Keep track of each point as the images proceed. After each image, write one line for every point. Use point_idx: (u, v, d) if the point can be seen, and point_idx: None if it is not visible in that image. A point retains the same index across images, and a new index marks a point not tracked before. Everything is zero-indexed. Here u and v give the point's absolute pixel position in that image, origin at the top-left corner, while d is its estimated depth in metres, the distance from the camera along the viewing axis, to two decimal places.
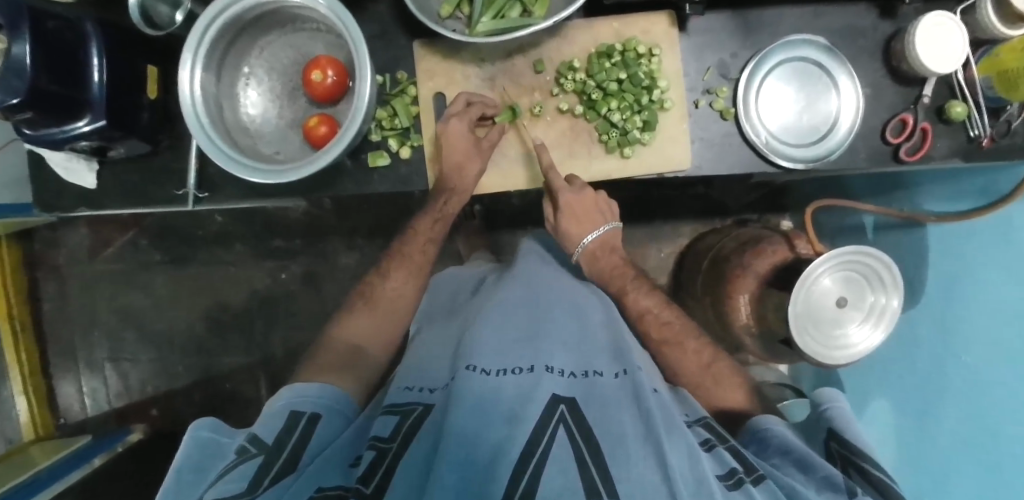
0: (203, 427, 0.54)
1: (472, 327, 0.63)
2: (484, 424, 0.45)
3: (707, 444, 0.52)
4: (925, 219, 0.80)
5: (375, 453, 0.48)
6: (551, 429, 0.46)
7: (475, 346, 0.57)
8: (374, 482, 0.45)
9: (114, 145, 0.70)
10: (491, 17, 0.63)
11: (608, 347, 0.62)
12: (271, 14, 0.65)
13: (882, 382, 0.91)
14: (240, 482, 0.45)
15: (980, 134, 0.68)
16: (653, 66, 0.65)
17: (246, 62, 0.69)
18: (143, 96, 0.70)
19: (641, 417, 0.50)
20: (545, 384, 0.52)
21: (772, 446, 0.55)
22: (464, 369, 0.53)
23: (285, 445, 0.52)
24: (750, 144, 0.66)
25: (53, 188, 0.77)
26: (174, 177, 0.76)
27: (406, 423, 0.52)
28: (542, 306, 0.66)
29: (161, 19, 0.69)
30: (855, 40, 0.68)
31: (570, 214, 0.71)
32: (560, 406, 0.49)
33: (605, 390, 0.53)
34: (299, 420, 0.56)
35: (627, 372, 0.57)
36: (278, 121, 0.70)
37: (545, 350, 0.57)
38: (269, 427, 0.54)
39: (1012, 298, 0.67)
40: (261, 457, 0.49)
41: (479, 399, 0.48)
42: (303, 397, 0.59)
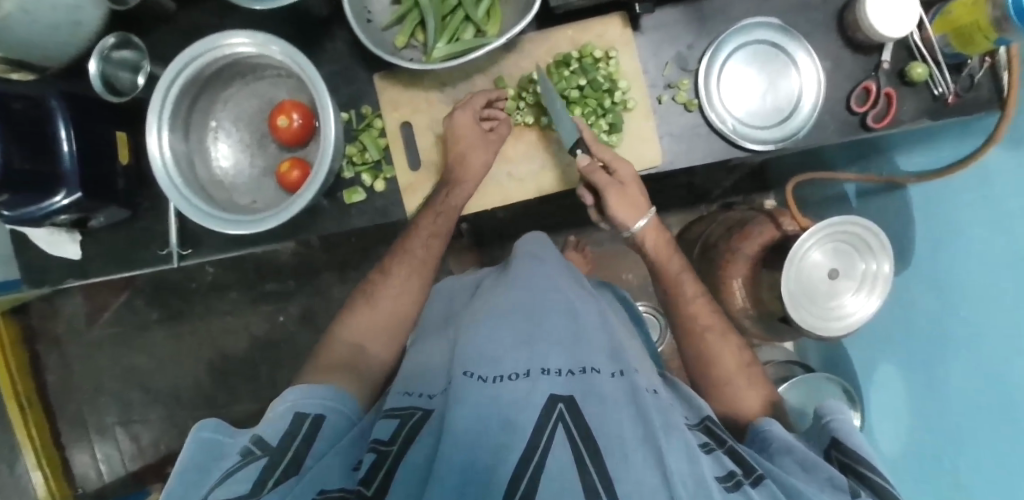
0: (204, 428, 0.49)
1: (465, 333, 0.60)
2: (485, 428, 0.44)
3: (706, 446, 0.52)
4: (906, 180, 0.81)
5: (375, 457, 0.45)
6: (549, 430, 0.44)
7: (469, 352, 0.54)
8: (374, 484, 0.43)
9: (93, 214, 0.71)
10: (446, 41, 0.63)
11: (605, 345, 0.59)
12: (229, 67, 0.66)
13: (888, 346, 0.91)
14: (246, 484, 0.42)
15: (945, 92, 0.69)
16: (611, 69, 0.65)
17: (212, 116, 0.69)
18: (116, 163, 0.71)
19: (638, 417, 0.48)
20: (541, 386, 0.49)
21: (772, 449, 0.54)
22: (461, 376, 0.51)
23: (290, 444, 0.48)
24: (719, 133, 0.66)
25: (40, 264, 0.78)
26: (157, 237, 0.76)
27: (410, 424, 0.49)
28: (536, 309, 0.62)
29: (124, 84, 0.72)
30: (808, 16, 0.68)
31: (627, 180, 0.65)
32: (558, 404, 0.47)
33: (601, 388, 0.50)
34: (304, 422, 0.52)
35: (623, 372, 0.55)
36: (252, 170, 0.71)
37: (541, 351, 0.55)
38: (276, 427, 0.50)
39: (1000, 248, 0.67)
40: (264, 460, 0.45)
41: (479, 406, 0.46)
42: (311, 399, 0.55)
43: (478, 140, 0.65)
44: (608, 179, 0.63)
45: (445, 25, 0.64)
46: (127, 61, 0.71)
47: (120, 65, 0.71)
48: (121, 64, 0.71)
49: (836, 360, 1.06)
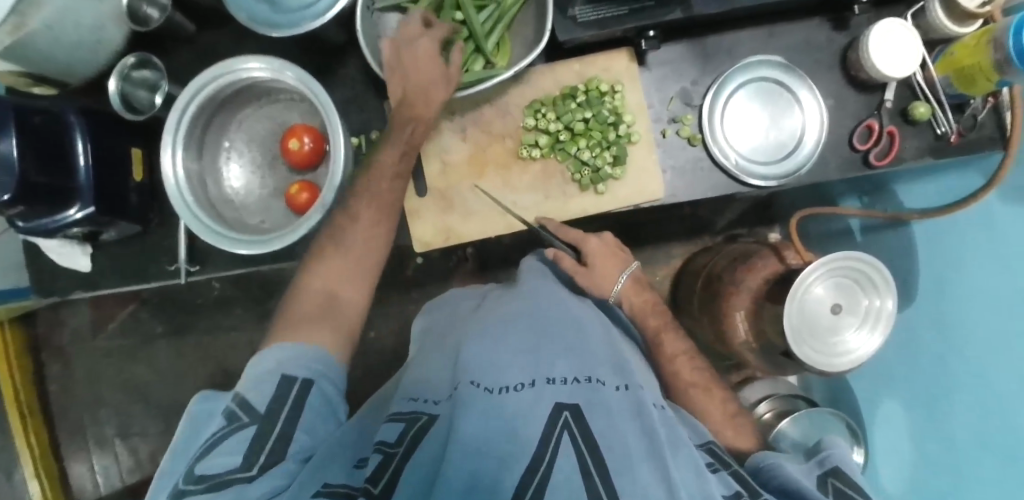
0: (201, 401, 0.50)
1: (467, 346, 0.56)
2: (490, 436, 0.40)
3: (711, 466, 0.45)
4: (910, 216, 0.81)
5: (381, 458, 0.41)
6: (553, 439, 0.39)
7: (472, 365, 0.50)
8: (382, 482, 0.39)
9: (105, 228, 0.72)
10: None
11: (610, 357, 0.54)
12: (244, 90, 0.68)
13: (892, 382, 0.89)
14: (234, 457, 0.40)
15: (948, 131, 0.69)
16: (617, 103, 0.66)
17: (226, 137, 0.71)
18: (130, 180, 0.72)
19: (645, 432, 0.43)
20: (546, 395, 0.44)
21: (771, 487, 0.45)
22: (466, 386, 0.47)
23: (279, 411, 0.45)
24: (721, 167, 0.67)
25: (52, 275, 0.79)
26: (166, 252, 0.77)
27: (416, 427, 0.45)
28: (547, 321, 0.58)
29: (142, 104, 0.74)
30: (811, 55, 0.70)
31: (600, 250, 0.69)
32: (563, 413, 0.42)
33: (608, 401, 0.45)
34: (292, 385, 0.48)
35: (629, 387, 0.49)
36: (262, 191, 0.72)
37: (545, 359, 0.50)
38: (262, 390, 0.47)
39: (1010, 284, 0.66)
40: (252, 428, 0.43)
41: (485, 414, 0.42)
42: (296, 361, 0.50)
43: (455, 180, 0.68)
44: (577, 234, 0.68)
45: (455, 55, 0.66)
46: (147, 81, 0.74)
47: (139, 85, 0.73)
48: (139, 83, 0.73)
49: (841, 396, 1.04)
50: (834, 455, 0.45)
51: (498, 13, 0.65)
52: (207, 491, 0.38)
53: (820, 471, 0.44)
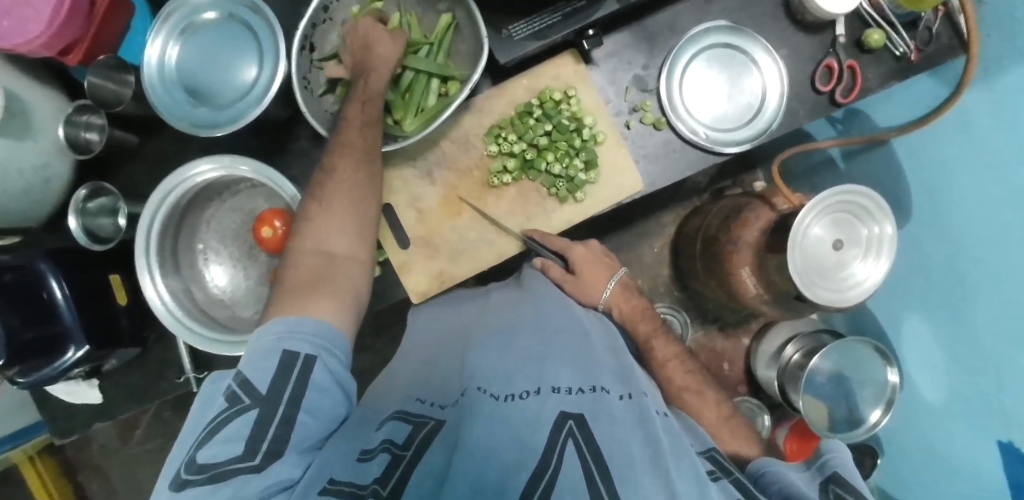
0: (215, 380, 0.47)
1: (471, 350, 0.54)
2: (501, 440, 0.39)
3: (711, 475, 0.42)
4: (887, 136, 0.80)
5: (389, 459, 0.40)
6: (558, 447, 0.38)
7: (473, 372, 0.50)
8: (391, 483, 0.37)
9: (105, 360, 0.71)
10: (413, 114, 0.65)
11: (613, 364, 0.52)
12: (204, 189, 0.68)
13: (908, 296, 0.89)
14: (237, 444, 0.39)
15: (906, 51, 0.68)
16: (574, 108, 0.65)
17: (199, 239, 0.70)
18: (116, 305, 0.71)
19: (648, 440, 0.41)
20: (551, 404, 0.43)
21: (771, 492, 0.44)
22: (473, 392, 0.46)
23: (281, 391, 0.43)
24: (693, 144, 0.67)
25: (66, 415, 0.79)
26: (172, 365, 0.77)
27: (423, 431, 0.43)
28: (547, 330, 0.56)
29: (108, 230, 0.72)
30: (753, 10, 0.68)
31: (585, 261, 0.68)
32: (568, 421, 0.41)
33: (612, 409, 0.43)
34: (294, 361, 0.45)
35: (633, 395, 0.47)
36: (248, 282, 0.70)
37: (549, 368, 0.49)
38: (262, 367, 0.44)
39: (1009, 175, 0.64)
40: (255, 412, 0.42)
41: (492, 419, 0.41)
42: (298, 335, 0.47)
43: (441, 217, 0.67)
44: (562, 242, 0.67)
45: (405, 100, 0.65)
46: (106, 207, 0.72)
47: (100, 212, 0.72)
48: (99, 211, 0.72)
49: (862, 323, 1.04)
50: (834, 459, 0.46)
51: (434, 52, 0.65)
52: (208, 482, 0.36)
53: (822, 479, 0.45)
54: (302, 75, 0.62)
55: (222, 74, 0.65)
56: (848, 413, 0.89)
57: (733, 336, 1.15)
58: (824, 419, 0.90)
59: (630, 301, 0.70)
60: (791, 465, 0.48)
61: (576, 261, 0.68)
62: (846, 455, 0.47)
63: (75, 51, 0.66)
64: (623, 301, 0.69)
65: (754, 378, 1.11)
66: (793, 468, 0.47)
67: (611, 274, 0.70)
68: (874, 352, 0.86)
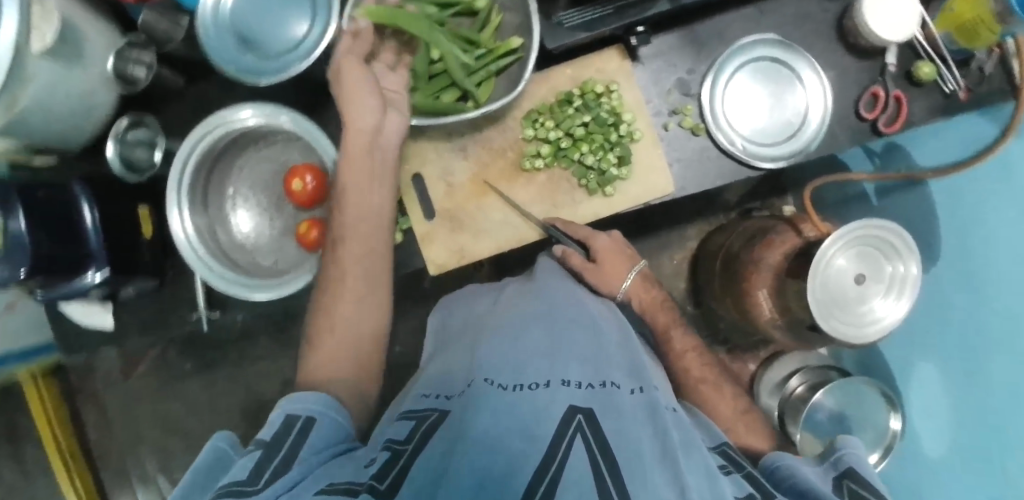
0: (221, 440, 0.46)
1: (482, 341, 0.53)
2: (507, 430, 0.37)
3: (723, 468, 0.42)
4: (925, 175, 0.79)
5: (391, 455, 0.39)
6: (566, 439, 0.36)
7: (482, 363, 0.48)
8: (388, 477, 0.36)
9: (123, 287, 0.73)
10: (424, 94, 0.65)
11: (624, 358, 0.51)
12: (241, 136, 0.69)
13: (922, 341, 0.87)
14: (242, 472, 0.38)
15: (955, 89, 0.67)
16: (614, 102, 0.65)
17: (230, 184, 0.71)
18: (140, 237, 0.73)
19: (658, 437, 0.40)
20: (561, 397, 0.41)
21: (783, 487, 0.44)
22: (480, 383, 0.45)
23: (284, 439, 0.42)
24: (728, 154, 0.66)
25: (79, 338, 0.81)
26: (186, 302, 0.78)
27: (426, 424, 0.43)
28: (559, 320, 0.55)
29: (142, 161, 0.74)
30: (806, 29, 0.68)
31: (606, 251, 0.66)
32: (577, 416, 0.39)
33: (622, 404, 0.42)
34: (295, 423, 0.45)
35: (644, 389, 0.46)
36: (272, 232, 0.72)
37: (561, 360, 0.47)
38: (264, 427, 0.44)
39: None
40: (258, 452, 0.40)
41: (496, 411, 0.39)
42: (301, 405, 0.47)
43: (469, 192, 0.68)
44: (583, 231, 0.66)
45: (428, 83, 0.65)
46: (144, 139, 0.74)
47: (137, 143, 0.73)
48: (137, 142, 0.74)
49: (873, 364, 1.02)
50: (850, 454, 0.45)
51: (489, 58, 0.64)
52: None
53: (836, 473, 0.44)
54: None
55: (274, 25, 0.66)
56: None
57: (740, 359, 1.13)
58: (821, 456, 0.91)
59: (649, 290, 0.68)
60: (805, 459, 0.47)
61: (595, 251, 0.66)
62: (863, 448, 0.46)
63: None
64: (641, 291, 0.68)
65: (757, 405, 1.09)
66: (806, 463, 0.46)
67: (630, 265, 0.68)
68: (876, 393, 0.87)
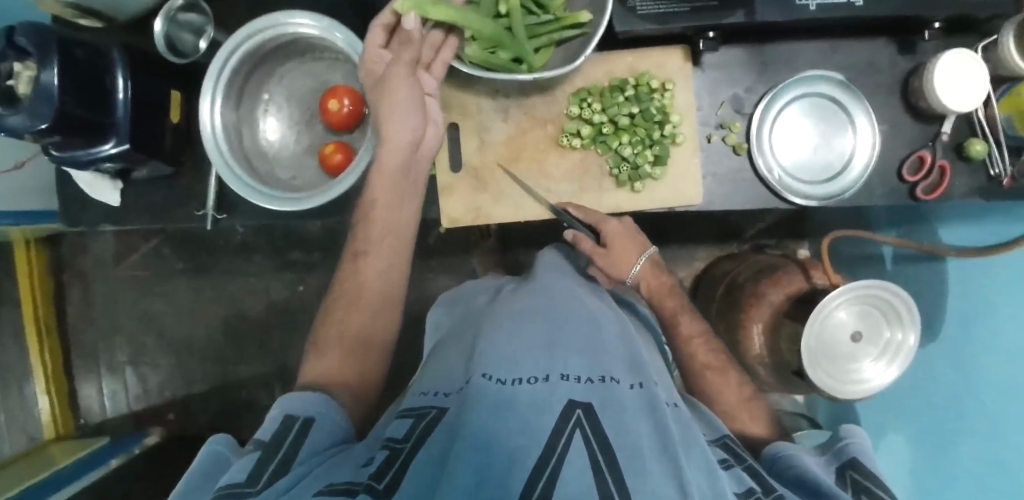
0: (217, 442, 0.46)
1: (483, 335, 0.53)
2: (506, 424, 0.37)
3: (723, 462, 0.42)
4: (947, 252, 0.79)
5: (388, 454, 0.39)
6: (565, 434, 0.36)
7: (480, 354, 0.48)
8: (386, 477, 0.36)
9: (137, 167, 0.73)
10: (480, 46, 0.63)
11: (624, 354, 0.51)
12: (289, 44, 0.68)
13: (908, 415, 0.87)
14: (241, 473, 0.39)
15: (1001, 173, 0.67)
16: (665, 101, 0.64)
17: (266, 89, 0.71)
18: (167, 121, 0.73)
19: (658, 430, 0.40)
20: (560, 391, 0.41)
21: (787, 477, 0.44)
22: (478, 379, 0.43)
23: (283, 440, 0.44)
24: (763, 180, 0.66)
25: (82, 207, 0.80)
26: (195, 197, 0.78)
27: (424, 422, 0.42)
28: (561, 316, 0.54)
29: (186, 46, 0.74)
30: (871, 76, 0.67)
31: (616, 239, 0.63)
32: (576, 410, 0.39)
33: (623, 400, 0.42)
34: (293, 424, 0.46)
35: (644, 384, 0.46)
36: (296, 147, 0.72)
37: (561, 355, 0.47)
38: (266, 429, 0.46)
39: None
40: (258, 454, 0.42)
41: (495, 405, 0.39)
42: (300, 406, 0.49)
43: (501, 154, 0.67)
44: (597, 216, 0.64)
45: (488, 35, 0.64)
46: (192, 25, 0.74)
47: (185, 27, 0.73)
48: (185, 26, 0.73)
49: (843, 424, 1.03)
50: (853, 445, 0.46)
51: (554, 25, 0.63)
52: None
53: (839, 466, 0.45)
54: None
55: None
56: None
57: None
58: None
59: (656, 277, 0.66)
60: (806, 449, 0.48)
61: (603, 237, 0.64)
62: (864, 441, 0.47)
63: None
64: (648, 275, 0.65)
65: None
66: (808, 453, 0.47)
67: (639, 250, 0.64)
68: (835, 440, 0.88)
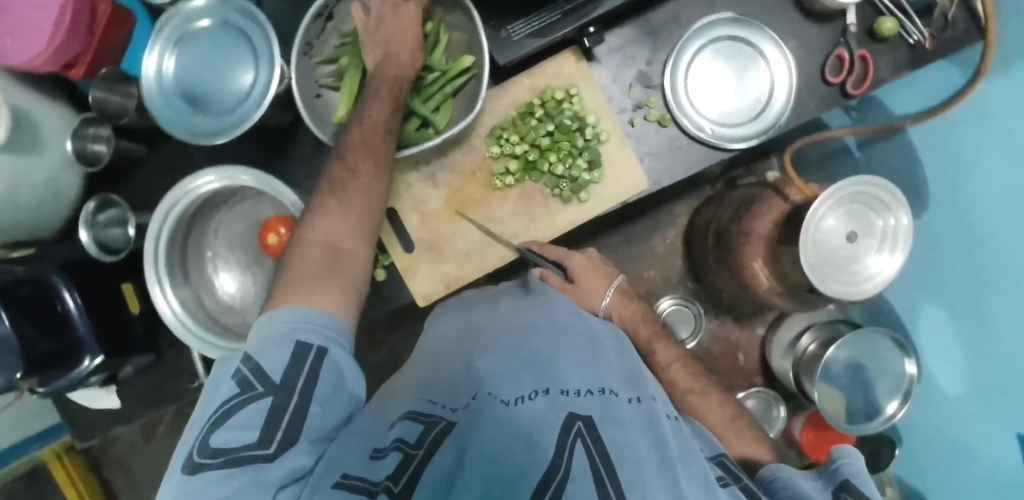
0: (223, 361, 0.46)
1: (478, 349, 0.51)
2: (511, 439, 0.35)
3: (721, 481, 0.42)
4: (903, 124, 0.78)
5: (401, 458, 0.37)
6: (568, 447, 0.35)
7: (479, 372, 0.47)
8: (402, 480, 0.35)
9: (120, 368, 0.73)
10: None
11: (620, 366, 0.50)
12: (210, 198, 0.68)
13: (925, 286, 0.85)
14: (252, 431, 0.38)
15: (921, 38, 0.66)
16: (576, 107, 0.64)
17: (208, 247, 0.71)
18: (129, 314, 0.73)
19: (657, 446, 0.39)
20: (561, 404, 0.40)
21: (778, 496, 0.44)
22: (484, 396, 0.42)
23: (295, 382, 0.42)
24: (699, 140, 0.66)
25: (87, 419, 0.81)
26: (185, 370, 0.79)
27: (433, 432, 0.40)
28: (554, 326, 0.53)
29: (118, 241, 0.72)
30: (760, 0, 0.67)
31: (582, 273, 0.65)
32: (577, 423, 0.38)
33: (621, 413, 0.41)
34: (306, 353, 0.45)
35: (641, 399, 0.45)
36: (257, 289, 0.71)
37: (558, 369, 0.45)
38: (275, 356, 0.43)
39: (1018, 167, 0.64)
40: (266, 400, 0.41)
41: (501, 422, 0.37)
42: (308, 325, 0.47)
43: (446, 219, 0.67)
44: (560, 251, 0.66)
45: None
46: (115, 218, 0.73)
47: (110, 223, 0.72)
48: (110, 223, 0.72)
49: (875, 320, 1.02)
50: (846, 466, 0.45)
51: (443, 80, 0.63)
52: (224, 465, 0.36)
53: (831, 486, 0.44)
54: (307, 39, 0.62)
55: (223, 81, 0.65)
56: (862, 404, 0.87)
57: (748, 327, 1.12)
58: (839, 411, 0.87)
59: (629, 302, 0.67)
60: (802, 471, 0.47)
61: (573, 270, 0.65)
62: (861, 461, 0.46)
63: (79, 65, 0.66)
64: (621, 304, 0.66)
65: (770, 370, 1.09)
66: (803, 474, 0.47)
67: (608, 282, 0.66)
68: (887, 339, 0.85)
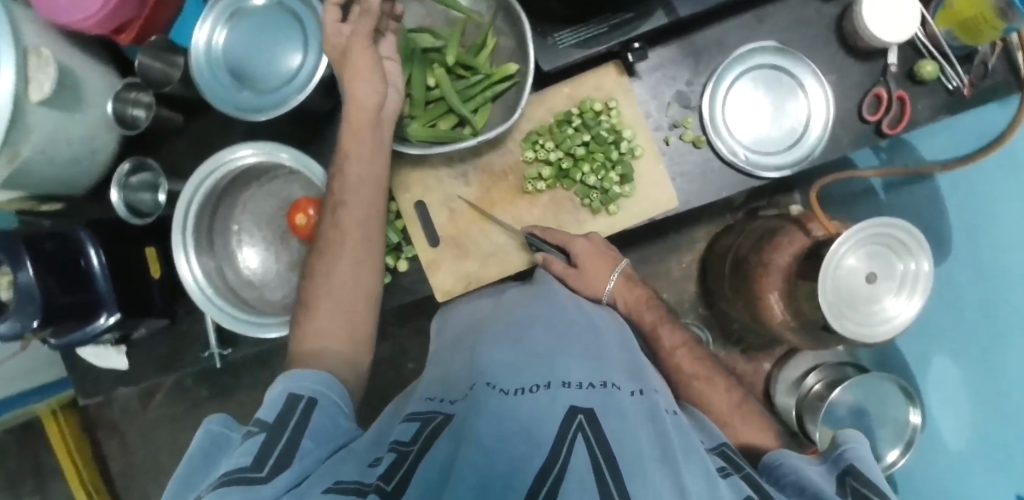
0: (216, 421, 0.44)
1: (483, 346, 0.51)
2: (507, 429, 0.35)
3: (722, 470, 0.40)
4: (933, 169, 0.78)
5: (396, 457, 0.36)
6: (568, 441, 0.34)
7: (483, 367, 0.46)
8: (395, 479, 0.33)
9: (133, 329, 0.74)
10: (422, 123, 0.65)
11: (623, 361, 0.49)
12: (242, 174, 0.69)
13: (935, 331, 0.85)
14: (246, 457, 0.36)
15: (959, 85, 0.66)
16: (614, 120, 0.65)
17: (234, 221, 0.72)
18: (149, 278, 0.73)
19: (659, 435, 0.38)
20: (561, 398, 0.39)
21: (784, 484, 0.43)
22: (482, 387, 0.42)
23: (287, 420, 0.41)
24: (731, 164, 0.66)
25: (94, 378, 0.82)
26: (196, 339, 0.79)
27: (430, 426, 0.40)
28: (559, 319, 0.53)
29: (147, 205, 0.74)
30: (804, 33, 0.67)
31: (585, 258, 0.63)
32: (578, 417, 0.36)
33: (623, 405, 0.40)
34: (297, 404, 0.44)
35: (644, 392, 0.44)
36: (278, 266, 0.72)
37: (559, 362, 0.44)
38: (269, 407, 0.43)
39: None
40: (262, 436, 0.39)
41: (496, 414, 0.37)
42: (301, 383, 0.46)
43: (473, 217, 0.68)
44: (563, 235, 0.64)
45: (427, 110, 0.65)
46: (145, 183, 0.74)
47: (140, 187, 0.74)
48: (140, 186, 0.74)
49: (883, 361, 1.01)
50: (853, 449, 0.43)
51: (485, 83, 0.64)
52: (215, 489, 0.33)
53: (839, 471, 0.42)
54: None
55: (267, 60, 0.66)
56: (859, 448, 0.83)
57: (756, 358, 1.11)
58: None
59: (632, 287, 0.66)
60: (807, 457, 0.46)
61: (573, 254, 0.63)
62: (865, 444, 0.44)
63: (128, 31, 0.68)
64: (624, 289, 0.65)
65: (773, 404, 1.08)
66: (808, 460, 0.45)
67: (612, 266, 0.64)
68: (894, 386, 0.83)
